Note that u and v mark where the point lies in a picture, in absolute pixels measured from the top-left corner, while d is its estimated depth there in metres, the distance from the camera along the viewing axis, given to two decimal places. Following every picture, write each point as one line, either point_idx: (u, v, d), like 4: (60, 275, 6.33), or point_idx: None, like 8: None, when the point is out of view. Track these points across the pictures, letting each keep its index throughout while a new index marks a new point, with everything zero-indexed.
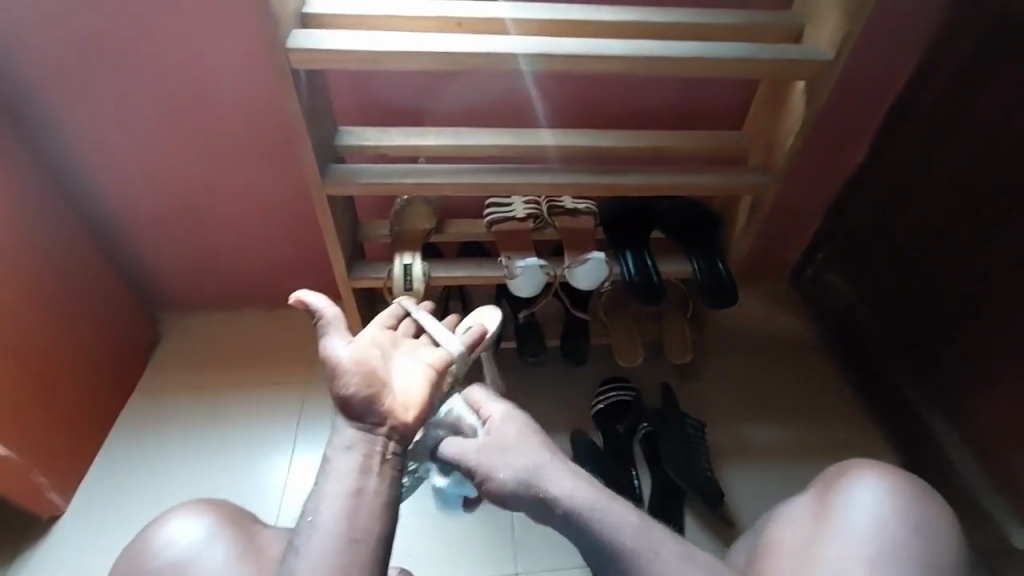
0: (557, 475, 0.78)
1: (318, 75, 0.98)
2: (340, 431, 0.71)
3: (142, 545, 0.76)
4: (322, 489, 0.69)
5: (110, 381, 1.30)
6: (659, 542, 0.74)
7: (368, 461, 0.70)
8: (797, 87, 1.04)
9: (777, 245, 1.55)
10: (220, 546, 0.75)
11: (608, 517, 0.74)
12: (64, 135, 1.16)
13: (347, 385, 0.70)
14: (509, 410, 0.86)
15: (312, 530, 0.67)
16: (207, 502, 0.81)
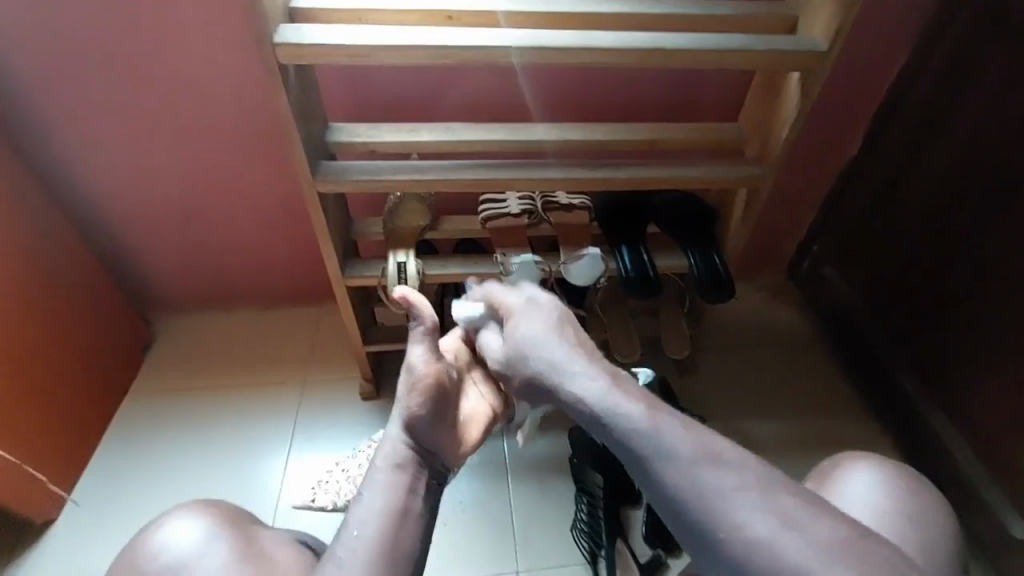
0: (574, 373, 0.66)
1: (307, 71, 0.97)
2: (392, 445, 0.69)
3: (141, 547, 0.75)
4: (365, 501, 0.65)
5: (104, 384, 1.29)
6: (677, 441, 0.57)
7: (416, 481, 0.68)
8: (791, 79, 1.01)
9: (775, 237, 1.54)
10: (218, 548, 0.74)
11: (624, 412, 0.60)
12: (52, 136, 1.15)
13: (417, 402, 0.70)
14: (534, 301, 0.77)
15: (352, 545, 0.62)
16: (206, 503, 0.80)
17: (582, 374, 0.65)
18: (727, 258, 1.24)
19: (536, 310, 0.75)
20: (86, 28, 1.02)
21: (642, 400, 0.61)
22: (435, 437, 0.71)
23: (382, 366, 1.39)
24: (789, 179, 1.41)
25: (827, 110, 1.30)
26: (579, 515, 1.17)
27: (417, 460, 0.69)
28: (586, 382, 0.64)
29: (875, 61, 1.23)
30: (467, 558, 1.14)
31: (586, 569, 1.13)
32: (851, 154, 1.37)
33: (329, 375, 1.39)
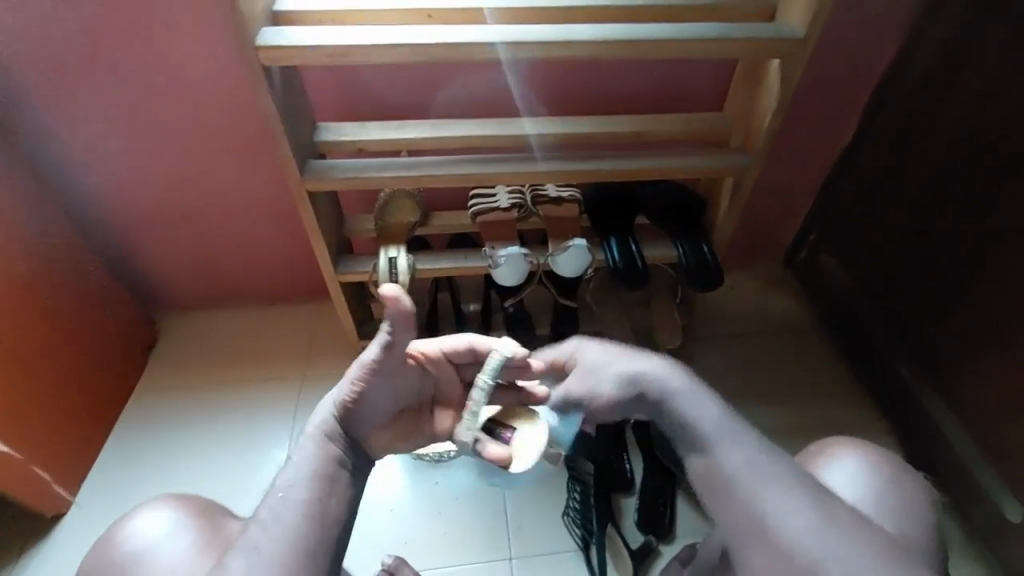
0: (663, 373, 0.75)
1: (293, 72, 0.99)
2: (323, 419, 0.72)
3: (112, 536, 0.79)
4: (291, 466, 0.70)
5: (109, 383, 1.33)
6: (749, 447, 0.70)
7: (338, 454, 0.71)
8: (772, 67, 1.02)
9: (769, 226, 1.54)
10: (178, 535, 0.76)
11: (706, 420, 0.71)
12: (52, 143, 1.18)
13: (355, 392, 0.71)
14: (586, 338, 0.82)
15: (274, 507, 0.67)
16: (175, 497, 0.83)
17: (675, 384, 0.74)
18: (716, 248, 1.25)
19: (597, 343, 0.81)
20: (81, 36, 1.05)
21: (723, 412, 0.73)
22: (363, 426, 0.72)
23: None
24: (782, 166, 1.41)
25: (816, 97, 1.29)
26: (571, 502, 1.19)
27: (343, 434, 0.72)
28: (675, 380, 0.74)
29: (864, 46, 1.22)
30: (461, 547, 1.17)
31: (577, 556, 1.16)
32: (844, 140, 1.36)
33: (328, 370, 1.42)
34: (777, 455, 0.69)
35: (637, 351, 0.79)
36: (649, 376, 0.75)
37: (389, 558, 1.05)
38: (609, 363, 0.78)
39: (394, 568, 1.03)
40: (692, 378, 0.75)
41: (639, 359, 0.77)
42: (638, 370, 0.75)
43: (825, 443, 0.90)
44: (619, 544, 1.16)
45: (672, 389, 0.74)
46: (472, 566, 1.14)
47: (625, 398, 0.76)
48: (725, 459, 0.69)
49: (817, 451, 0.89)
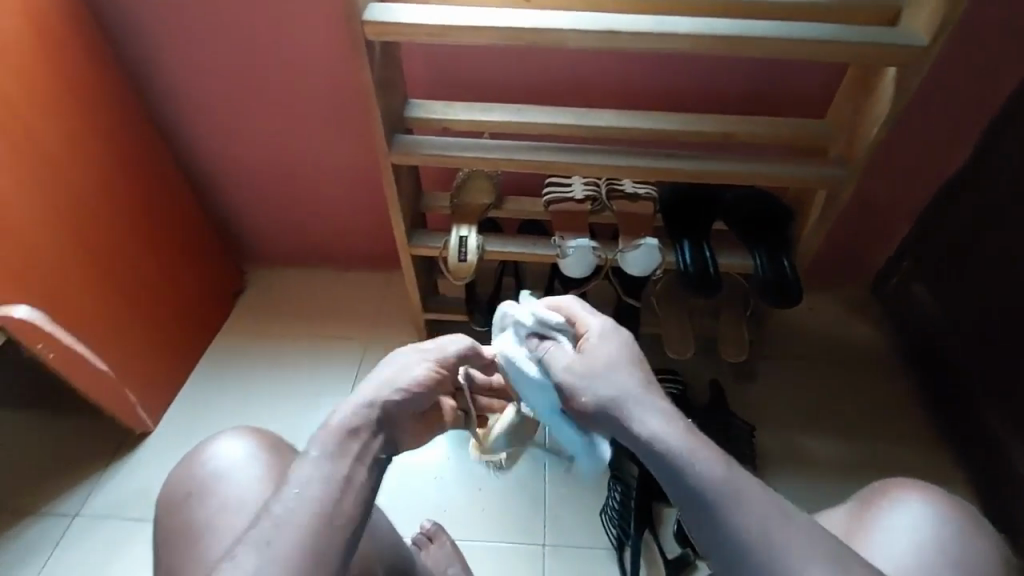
0: (644, 410, 0.61)
1: (392, 48, 1.03)
2: (353, 411, 0.63)
3: (196, 453, 0.84)
4: (309, 459, 0.60)
5: (197, 322, 1.46)
6: (751, 503, 0.57)
7: (366, 450, 0.62)
8: (887, 74, 0.93)
9: (859, 247, 1.43)
10: (260, 466, 0.82)
11: (698, 471, 0.58)
12: (173, 99, 1.31)
13: (404, 386, 0.67)
14: (608, 326, 0.70)
15: (289, 503, 0.56)
16: (255, 429, 0.88)
17: (658, 425, 0.60)
18: (797, 263, 1.18)
19: (605, 343, 0.68)
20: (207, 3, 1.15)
21: (719, 456, 0.59)
22: (398, 421, 0.67)
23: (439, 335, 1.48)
24: (881, 184, 1.31)
25: (933, 112, 1.18)
26: (610, 502, 1.18)
27: (373, 428, 0.63)
28: (660, 423, 0.60)
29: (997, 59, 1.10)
30: (497, 524, 1.19)
31: (610, 555, 1.16)
32: (961, 161, 1.24)
33: (391, 337, 1.49)
34: (789, 515, 0.57)
35: (628, 370, 0.65)
36: (632, 426, 0.61)
37: (429, 523, 1.10)
38: (596, 371, 0.65)
39: (433, 534, 1.09)
40: (683, 426, 0.61)
41: (624, 390, 0.63)
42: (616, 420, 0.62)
43: (883, 484, 0.83)
44: (654, 554, 1.15)
45: (658, 446, 0.59)
46: (505, 546, 1.17)
47: (600, 417, 0.63)
48: (727, 530, 0.56)
49: (872, 493, 0.83)
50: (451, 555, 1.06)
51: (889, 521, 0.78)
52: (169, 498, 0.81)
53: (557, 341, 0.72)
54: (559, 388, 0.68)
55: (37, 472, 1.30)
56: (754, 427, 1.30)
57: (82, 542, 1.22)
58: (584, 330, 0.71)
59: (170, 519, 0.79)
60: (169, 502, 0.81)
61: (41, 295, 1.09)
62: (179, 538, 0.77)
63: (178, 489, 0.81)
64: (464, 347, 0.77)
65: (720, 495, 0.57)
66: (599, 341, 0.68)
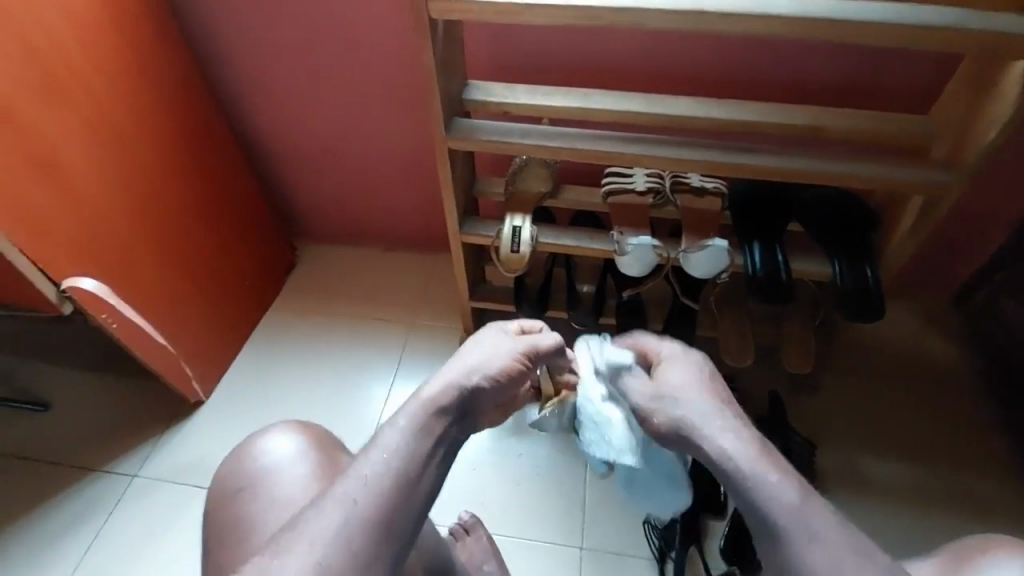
0: (721, 426, 0.63)
1: (455, 26, 0.98)
2: (442, 390, 0.66)
3: (245, 447, 0.84)
4: (396, 429, 0.61)
5: (250, 297, 1.49)
6: (823, 527, 0.54)
7: (446, 433, 0.64)
8: (1017, 66, 0.81)
9: (950, 255, 1.30)
10: (309, 464, 0.82)
11: (767, 483, 0.56)
12: (234, 74, 1.31)
13: (493, 374, 0.70)
14: (683, 352, 0.76)
15: (374, 467, 0.58)
16: (302, 424, 0.88)
17: (730, 436, 0.61)
18: (881, 272, 1.07)
19: (684, 362, 0.74)
20: None
21: (792, 477, 0.57)
22: (479, 407, 0.69)
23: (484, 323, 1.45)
24: (986, 187, 1.17)
25: None
26: (654, 510, 1.14)
27: (455, 411, 0.65)
28: (736, 440, 0.61)
29: None
30: (534, 520, 1.17)
31: (651, 566, 1.11)
32: None
33: (435, 322, 1.48)
34: (868, 552, 0.53)
35: (707, 388, 0.69)
36: (705, 441, 0.62)
37: (466, 515, 1.09)
38: (676, 389, 0.69)
39: (470, 527, 1.08)
40: (756, 446, 0.60)
41: (703, 406, 0.66)
42: (688, 436, 0.64)
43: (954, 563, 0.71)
44: (697, 569, 1.10)
45: (732, 462, 0.59)
46: (541, 544, 1.15)
47: (676, 433, 0.66)
48: (797, 554, 0.53)
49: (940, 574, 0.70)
50: (488, 549, 1.04)
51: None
52: (221, 490, 0.81)
53: (632, 372, 0.77)
54: (641, 409, 0.71)
55: (99, 433, 1.37)
56: (814, 444, 1.21)
57: (136, 503, 1.28)
58: (657, 357, 0.77)
59: (222, 511, 0.80)
60: (220, 495, 0.81)
61: (111, 271, 1.12)
62: (232, 530, 0.77)
63: (230, 483, 0.81)
64: (553, 343, 0.79)
65: (790, 520, 0.54)
66: (668, 366, 0.74)
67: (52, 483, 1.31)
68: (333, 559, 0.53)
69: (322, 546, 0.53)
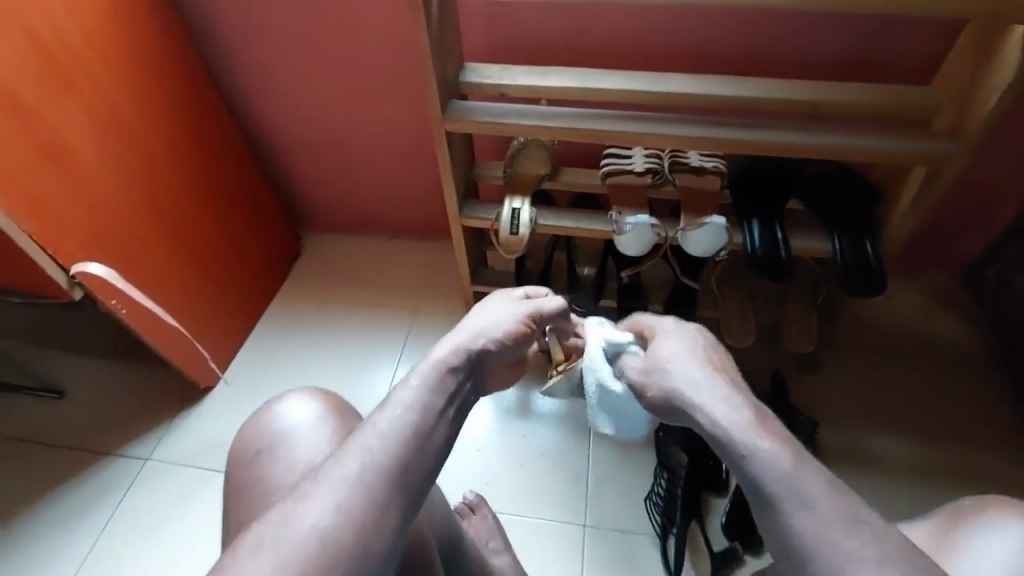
0: (709, 394, 0.62)
1: (450, 8, 0.99)
2: (451, 351, 0.67)
3: (263, 413, 0.86)
4: (409, 387, 0.62)
5: (256, 284, 1.51)
6: (814, 491, 0.52)
7: (458, 389, 0.65)
8: (1017, 31, 0.80)
9: (955, 231, 1.29)
10: (327, 428, 0.83)
11: (754, 445, 0.55)
12: (235, 64, 1.32)
13: (501, 335, 0.72)
14: (682, 323, 0.76)
15: (391, 421, 0.58)
16: (321, 391, 0.90)
17: (714, 402, 0.61)
18: (883, 247, 1.07)
19: (679, 334, 0.73)
20: None
21: (780, 436, 0.56)
22: (489, 366, 0.70)
23: None
24: (991, 160, 1.15)
25: None
26: (656, 488, 1.16)
27: (467, 369, 0.67)
28: (722, 406, 0.60)
29: None
30: (539, 499, 1.19)
31: (654, 542, 1.12)
32: None
33: (439, 307, 1.49)
34: (860, 520, 0.50)
35: (699, 357, 0.68)
36: (692, 411, 0.62)
37: (471, 495, 1.12)
38: (665, 362, 0.69)
39: (475, 506, 1.10)
40: (751, 415, 0.58)
41: (691, 375, 0.65)
42: (679, 407, 0.64)
43: (952, 524, 0.71)
44: (700, 544, 1.11)
45: (722, 431, 0.58)
46: (546, 522, 1.16)
47: (667, 404, 0.66)
48: (778, 514, 0.52)
49: (937, 536, 0.71)
50: (492, 527, 1.06)
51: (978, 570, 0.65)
52: (240, 453, 0.83)
53: (630, 355, 0.79)
54: (638, 384, 0.73)
55: (113, 419, 1.40)
56: (816, 422, 1.22)
57: (150, 487, 1.31)
58: (652, 334, 0.77)
59: (242, 472, 0.81)
60: (239, 457, 0.83)
61: (119, 258, 1.15)
62: (249, 492, 0.79)
63: (249, 446, 0.83)
64: (556, 307, 0.83)
65: (775, 480, 0.53)
66: (663, 339, 0.73)
67: (69, 467, 1.34)
68: (353, 504, 0.53)
69: (343, 492, 0.53)
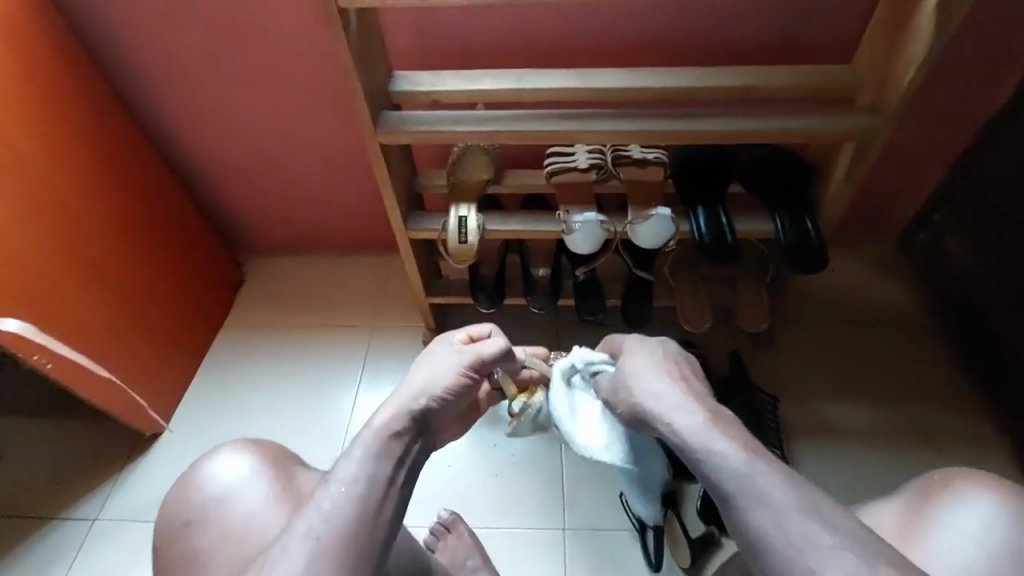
0: (672, 406, 0.65)
1: (370, 16, 0.95)
2: (393, 415, 0.68)
3: (190, 476, 0.81)
4: (353, 460, 0.63)
5: (199, 321, 1.43)
6: (772, 487, 0.54)
7: (405, 452, 0.67)
8: (925, 6, 0.83)
9: (887, 200, 1.34)
10: (260, 483, 0.78)
11: (716, 451, 0.57)
12: (149, 89, 1.24)
13: (445, 388, 0.73)
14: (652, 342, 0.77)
15: (334, 501, 0.59)
16: (251, 441, 0.85)
17: (677, 411, 0.64)
18: (822, 223, 1.10)
19: (643, 350, 0.75)
20: None
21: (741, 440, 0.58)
22: (434, 422, 0.72)
23: (445, 319, 1.43)
24: (913, 129, 1.20)
25: (969, 47, 1.08)
26: None
27: (414, 430, 0.69)
28: (685, 418, 0.62)
29: None
30: (516, 508, 1.17)
31: (633, 536, 1.13)
32: (999, 100, 1.13)
33: (396, 322, 1.45)
34: (821, 510, 0.52)
35: (663, 368, 0.72)
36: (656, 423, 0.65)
37: (446, 513, 1.07)
38: (631, 379, 0.72)
39: (450, 524, 1.06)
40: (710, 420, 0.61)
41: (656, 388, 0.68)
42: (643, 417, 0.68)
43: (910, 512, 0.73)
44: (678, 535, 1.09)
45: (682, 443, 0.60)
46: (524, 531, 1.15)
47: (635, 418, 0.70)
48: (746, 526, 0.54)
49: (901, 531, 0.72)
50: (470, 545, 1.03)
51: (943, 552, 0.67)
52: (168, 527, 0.78)
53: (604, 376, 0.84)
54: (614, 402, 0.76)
55: (50, 480, 1.30)
56: (777, 398, 1.24)
57: (100, 549, 1.22)
58: (621, 352, 0.79)
59: (173, 548, 0.76)
60: (167, 531, 0.78)
61: (37, 310, 1.06)
62: (185, 567, 0.75)
63: (176, 518, 0.78)
64: (497, 350, 0.81)
65: (740, 490, 0.55)
66: (630, 359, 0.75)
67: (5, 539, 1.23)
68: None
69: None
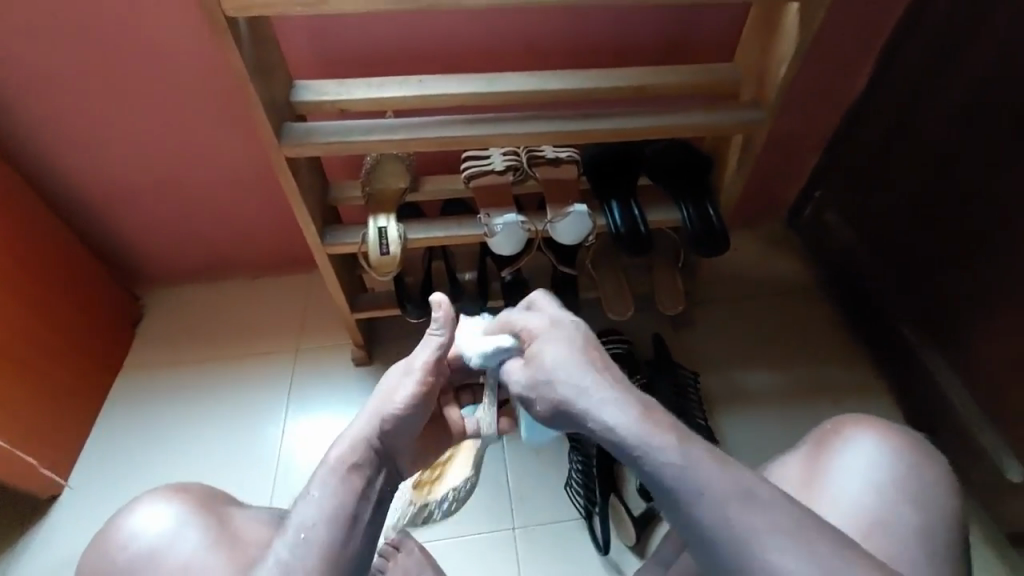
0: (601, 402, 0.62)
1: (264, 25, 0.90)
2: (349, 446, 0.66)
3: (108, 537, 0.73)
4: (311, 502, 0.63)
5: (95, 365, 1.29)
6: (711, 477, 0.56)
7: (369, 486, 0.65)
8: (791, 9, 0.92)
9: (775, 183, 1.48)
10: (187, 533, 0.72)
11: (656, 445, 0.58)
12: (6, 110, 1.10)
13: (397, 407, 0.69)
14: (559, 321, 0.73)
15: (294, 549, 0.59)
16: (174, 488, 0.77)
17: (608, 405, 0.62)
18: (722, 208, 1.19)
19: (559, 334, 0.71)
20: None
21: (675, 429, 0.59)
22: (397, 447, 0.69)
23: (374, 333, 1.39)
24: (789, 119, 1.34)
25: (828, 45, 1.22)
26: (573, 473, 1.17)
27: (374, 461, 0.67)
28: (621, 413, 0.61)
29: None
30: (464, 516, 1.17)
31: (581, 524, 1.16)
32: (857, 90, 1.29)
33: (321, 341, 1.39)
34: (750, 493, 0.56)
35: (580, 350, 0.68)
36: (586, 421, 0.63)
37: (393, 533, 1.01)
38: (547, 372, 0.67)
39: (399, 543, 0.98)
40: (638, 413, 0.61)
41: (581, 383, 0.64)
42: (572, 414, 0.64)
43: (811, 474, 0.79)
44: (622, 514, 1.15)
45: (616, 439, 0.60)
46: (475, 536, 1.14)
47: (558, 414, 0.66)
48: (699, 524, 0.55)
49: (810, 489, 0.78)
50: (421, 561, 0.96)
51: (864, 506, 0.74)
52: None
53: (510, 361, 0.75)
54: (526, 390, 0.70)
55: None
56: (698, 373, 1.33)
57: None
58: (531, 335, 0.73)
59: None
60: None
61: None
62: None
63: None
64: (443, 346, 0.74)
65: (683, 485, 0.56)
66: (544, 345, 0.70)
67: None
68: None
69: None
